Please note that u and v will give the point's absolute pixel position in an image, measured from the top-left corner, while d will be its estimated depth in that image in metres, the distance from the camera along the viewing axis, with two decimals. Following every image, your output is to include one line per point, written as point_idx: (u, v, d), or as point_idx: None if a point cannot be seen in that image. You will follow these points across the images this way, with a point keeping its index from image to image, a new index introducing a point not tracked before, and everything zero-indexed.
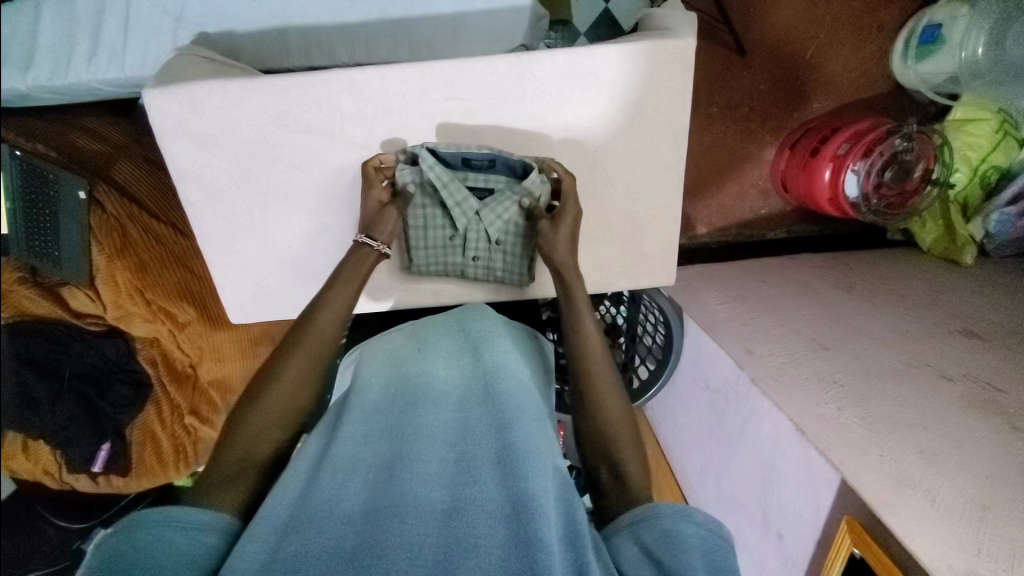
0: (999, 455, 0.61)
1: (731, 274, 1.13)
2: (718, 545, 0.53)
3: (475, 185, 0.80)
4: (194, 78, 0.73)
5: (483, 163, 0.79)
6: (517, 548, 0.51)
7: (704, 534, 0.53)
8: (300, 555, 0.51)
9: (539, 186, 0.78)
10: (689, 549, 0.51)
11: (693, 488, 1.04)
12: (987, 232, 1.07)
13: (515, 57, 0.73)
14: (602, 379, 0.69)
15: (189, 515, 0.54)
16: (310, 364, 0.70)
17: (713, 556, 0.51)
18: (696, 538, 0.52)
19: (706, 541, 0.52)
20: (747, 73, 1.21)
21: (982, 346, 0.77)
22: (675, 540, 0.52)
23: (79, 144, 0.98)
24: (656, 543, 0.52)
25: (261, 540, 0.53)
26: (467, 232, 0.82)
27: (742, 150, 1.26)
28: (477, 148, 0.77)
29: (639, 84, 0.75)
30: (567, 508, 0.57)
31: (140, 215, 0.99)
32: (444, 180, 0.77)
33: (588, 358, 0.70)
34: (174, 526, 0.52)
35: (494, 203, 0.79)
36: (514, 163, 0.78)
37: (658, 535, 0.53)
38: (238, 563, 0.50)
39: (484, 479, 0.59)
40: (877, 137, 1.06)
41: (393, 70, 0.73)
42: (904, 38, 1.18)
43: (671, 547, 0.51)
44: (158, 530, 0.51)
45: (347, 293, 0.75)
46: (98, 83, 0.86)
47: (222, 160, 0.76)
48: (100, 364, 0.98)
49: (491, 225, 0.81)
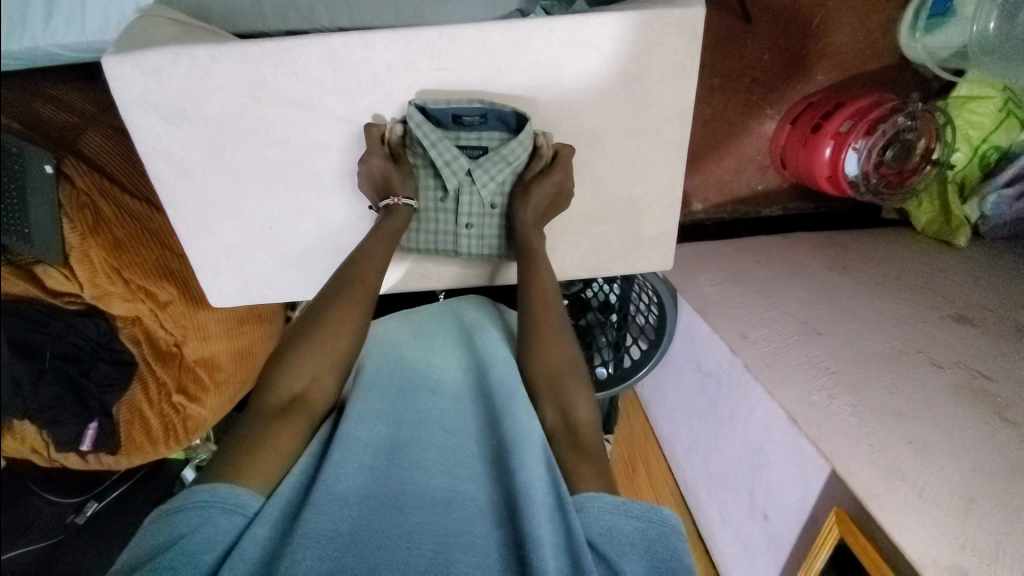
0: (985, 445, 0.63)
1: (726, 253, 1.11)
2: (662, 536, 0.52)
3: (467, 144, 0.77)
4: (160, 44, 0.67)
5: (475, 120, 0.75)
6: (512, 549, 0.52)
7: (643, 529, 0.53)
8: (298, 538, 0.49)
9: (531, 139, 0.73)
10: (628, 550, 0.52)
11: (681, 464, 1.07)
12: (982, 213, 1.05)
13: (510, 27, 0.69)
14: (557, 341, 0.71)
15: (232, 500, 0.52)
16: (332, 332, 0.69)
17: (655, 548, 0.52)
18: (636, 535, 0.52)
19: (648, 537, 0.52)
20: (749, 41, 1.16)
21: (973, 332, 0.78)
22: (616, 538, 0.52)
23: (43, 115, 0.93)
24: (599, 536, 0.53)
25: (265, 522, 0.52)
26: (458, 194, 0.78)
27: (741, 124, 1.22)
28: (468, 102, 0.72)
29: (639, 58, 0.71)
30: (555, 479, 0.57)
31: (112, 190, 0.94)
32: (433, 138, 0.72)
33: (553, 317, 0.73)
34: (223, 509, 0.51)
35: (487, 162, 0.76)
36: (507, 114, 0.73)
37: (600, 529, 0.53)
38: (243, 546, 0.49)
39: (481, 476, 0.59)
40: (881, 114, 1.03)
41: (378, 40, 0.69)
42: (914, 7, 1.12)
43: (612, 543, 0.52)
44: (200, 513, 0.51)
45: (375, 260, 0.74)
46: (58, 48, 0.80)
47: (192, 134, 0.72)
48: (81, 343, 0.95)
49: (485, 186, 0.77)
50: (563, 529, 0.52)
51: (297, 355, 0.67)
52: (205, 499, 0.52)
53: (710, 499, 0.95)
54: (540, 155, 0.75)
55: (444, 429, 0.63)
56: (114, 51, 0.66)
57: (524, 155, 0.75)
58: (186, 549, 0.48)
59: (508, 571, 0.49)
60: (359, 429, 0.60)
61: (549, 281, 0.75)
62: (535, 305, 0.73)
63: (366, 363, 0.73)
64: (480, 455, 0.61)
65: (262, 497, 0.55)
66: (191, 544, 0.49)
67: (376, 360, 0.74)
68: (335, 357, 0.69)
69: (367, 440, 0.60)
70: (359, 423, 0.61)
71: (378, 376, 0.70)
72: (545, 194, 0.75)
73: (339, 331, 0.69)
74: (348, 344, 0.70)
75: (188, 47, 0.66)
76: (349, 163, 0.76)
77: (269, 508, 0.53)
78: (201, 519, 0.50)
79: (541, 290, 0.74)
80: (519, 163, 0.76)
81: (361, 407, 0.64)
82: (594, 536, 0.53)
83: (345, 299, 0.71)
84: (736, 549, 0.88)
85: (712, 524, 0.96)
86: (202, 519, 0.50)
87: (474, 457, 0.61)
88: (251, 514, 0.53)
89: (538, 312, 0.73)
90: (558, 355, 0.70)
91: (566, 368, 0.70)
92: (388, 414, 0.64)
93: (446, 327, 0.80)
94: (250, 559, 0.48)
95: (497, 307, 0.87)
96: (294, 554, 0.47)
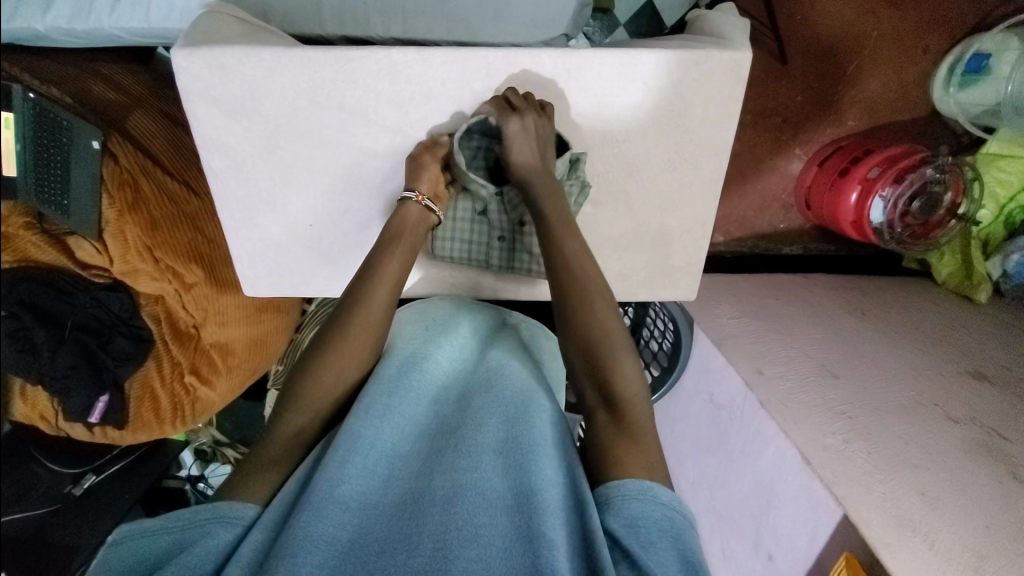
0: (998, 503, 0.63)
1: (746, 287, 1.12)
2: (684, 526, 0.53)
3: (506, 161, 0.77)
4: (225, 38, 0.69)
5: None
6: (519, 541, 0.51)
7: (671, 518, 0.52)
8: (299, 541, 0.49)
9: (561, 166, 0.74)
10: (656, 540, 0.51)
11: (683, 496, 1.06)
12: (1004, 271, 1.05)
13: (562, 53, 0.71)
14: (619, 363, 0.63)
15: (230, 513, 0.54)
16: (364, 334, 0.69)
17: (683, 539, 0.51)
18: (665, 522, 0.52)
19: (674, 526, 0.52)
20: (785, 82, 1.18)
21: (990, 390, 0.78)
22: (640, 530, 0.51)
23: (95, 91, 0.94)
24: (622, 527, 0.51)
25: (261, 530, 0.53)
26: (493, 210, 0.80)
27: (769, 162, 1.24)
28: None
29: (685, 92, 0.73)
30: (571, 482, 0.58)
31: (153, 169, 0.95)
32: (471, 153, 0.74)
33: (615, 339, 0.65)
34: (221, 524, 0.53)
35: None
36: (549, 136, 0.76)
37: (625, 518, 0.51)
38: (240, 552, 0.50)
39: (485, 466, 0.58)
40: (910, 164, 1.04)
41: (435, 53, 0.71)
42: (948, 64, 1.15)
43: (639, 535, 0.50)
44: (201, 526, 0.52)
45: (400, 260, 0.72)
46: (120, 31, 0.83)
47: (247, 130, 0.74)
48: (102, 316, 0.96)
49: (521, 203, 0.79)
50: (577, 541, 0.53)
51: (300, 398, 0.65)
52: (207, 516, 0.53)
53: (712, 532, 0.95)
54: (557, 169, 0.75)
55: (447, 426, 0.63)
56: (181, 42, 0.69)
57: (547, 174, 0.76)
58: (187, 561, 0.50)
59: (511, 565, 0.50)
60: (363, 426, 0.60)
61: (576, 254, 0.68)
62: (565, 283, 0.67)
63: (395, 346, 0.74)
64: (486, 446, 0.60)
65: (259, 506, 0.56)
66: (192, 557, 0.51)
67: (406, 345, 0.74)
68: (347, 373, 0.68)
69: (368, 437, 0.59)
70: (363, 419, 0.61)
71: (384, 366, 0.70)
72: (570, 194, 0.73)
73: (353, 361, 0.68)
74: (362, 357, 0.69)
75: (255, 47, 0.68)
76: (390, 167, 0.78)
77: (265, 515, 0.54)
78: (202, 532, 0.52)
79: (587, 303, 0.66)
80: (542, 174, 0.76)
81: (364, 402, 0.63)
82: (616, 529, 0.51)
83: (364, 310, 0.69)
84: None
85: (711, 558, 0.95)
86: (202, 533, 0.52)
87: (476, 447, 0.60)
88: (248, 523, 0.54)
89: (586, 334, 0.65)
90: (621, 376, 0.63)
91: (626, 387, 0.62)
92: (392, 407, 0.64)
93: (455, 316, 0.81)
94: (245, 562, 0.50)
95: (504, 319, 0.85)
96: (296, 558, 0.48)
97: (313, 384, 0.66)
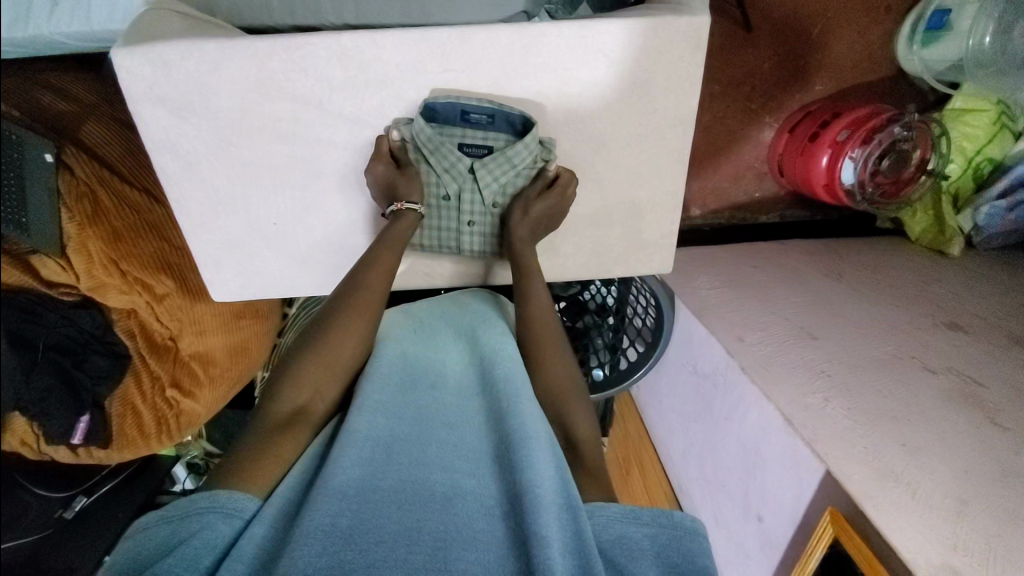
0: (977, 448, 0.64)
1: (724, 258, 1.12)
2: (671, 540, 0.53)
3: (472, 143, 0.77)
4: (169, 34, 0.67)
5: (482, 118, 0.75)
6: (517, 546, 0.50)
7: (657, 535, 0.53)
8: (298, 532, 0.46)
9: (530, 147, 0.74)
10: (641, 556, 0.52)
11: (675, 468, 1.07)
12: (975, 224, 1.06)
13: (518, 29, 0.69)
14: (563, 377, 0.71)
15: (228, 504, 0.52)
16: (355, 326, 0.70)
17: (666, 553, 0.52)
18: (648, 542, 0.53)
19: (659, 542, 0.53)
20: (750, 49, 1.18)
21: (966, 340, 0.79)
22: (627, 545, 0.52)
23: (42, 99, 0.88)
24: (610, 545, 0.53)
25: (263, 522, 0.51)
26: (461, 196, 0.79)
27: (740, 131, 1.23)
28: (478, 101, 0.73)
29: (646, 61, 0.72)
30: (563, 477, 0.56)
31: (110, 180, 0.93)
32: (427, 136, 0.73)
33: (557, 358, 0.72)
34: (221, 515, 0.51)
35: (491, 163, 0.76)
36: (514, 117, 0.74)
37: (610, 536, 0.53)
38: (242, 548, 0.48)
39: (483, 471, 0.57)
40: (877, 125, 1.05)
41: (387, 36, 0.69)
42: (912, 20, 1.15)
43: (627, 551, 0.52)
44: (200, 517, 0.50)
45: (390, 259, 0.75)
46: (63, 37, 0.81)
47: (200, 129, 0.72)
48: (74, 334, 0.85)
49: (488, 187, 0.78)
50: (575, 536, 0.50)
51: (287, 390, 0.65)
52: (206, 504, 0.52)
53: (704, 501, 0.96)
54: (540, 177, 0.77)
55: (444, 425, 0.62)
56: (122, 40, 0.66)
57: (517, 156, 0.75)
58: (185, 555, 0.48)
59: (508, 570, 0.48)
60: (361, 421, 0.58)
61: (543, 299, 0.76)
62: (541, 341, 0.73)
63: (386, 340, 0.73)
64: (482, 452, 0.59)
65: (259, 499, 0.55)
66: (191, 549, 0.48)
67: (397, 343, 0.72)
68: (336, 362, 0.68)
69: (365, 431, 0.57)
70: (361, 415, 0.59)
71: (380, 362, 0.68)
72: (539, 217, 0.77)
73: (342, 349, 0.69)
74: (355, 349, 0.70)
75: (198, 42, 0.66)
76: (351, 158, 0.76)
77: (266, 509, 0.53)
78: (201, 522, 0.50)
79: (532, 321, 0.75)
80: (513, 158, 0.75)
81: (362, 398, 0.61)
82: (604, 542, 0.53)
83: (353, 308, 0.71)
84: (728, 551, 0.89)
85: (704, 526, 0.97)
86: (198, 524, 0.50)
87: (475, 452, 0.59)
88: (249, 517, 0.53)
89: (541, 347, 0.73)
90: (565, 387, 0.70)
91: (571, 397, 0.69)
92: (390, 404, 0.62)
93: (447, 313, 0.80)
94: (251, 558, 0.48)
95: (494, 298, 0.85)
96: (295, 552, 0.45)
97: (304, 376, 0.66)
